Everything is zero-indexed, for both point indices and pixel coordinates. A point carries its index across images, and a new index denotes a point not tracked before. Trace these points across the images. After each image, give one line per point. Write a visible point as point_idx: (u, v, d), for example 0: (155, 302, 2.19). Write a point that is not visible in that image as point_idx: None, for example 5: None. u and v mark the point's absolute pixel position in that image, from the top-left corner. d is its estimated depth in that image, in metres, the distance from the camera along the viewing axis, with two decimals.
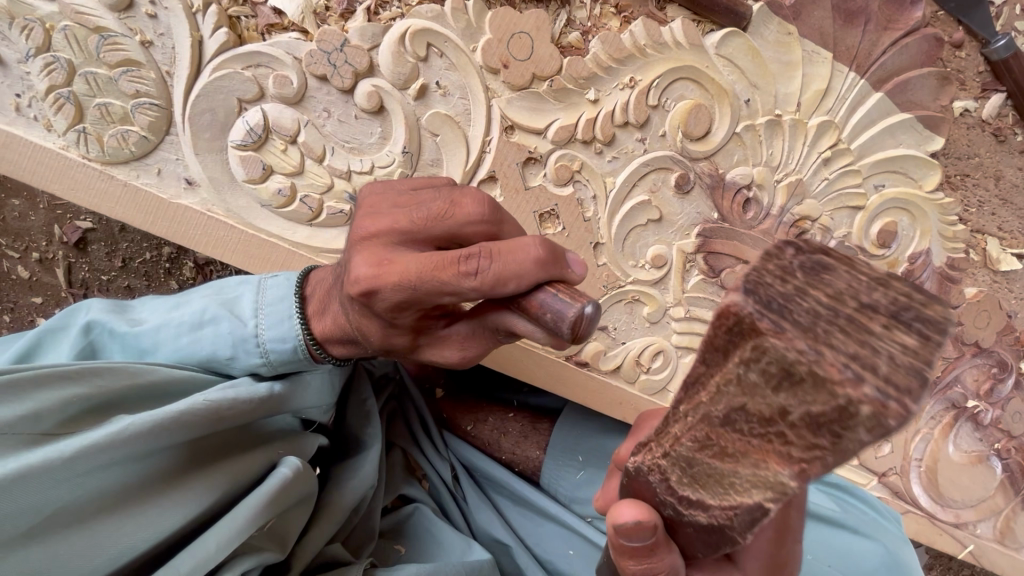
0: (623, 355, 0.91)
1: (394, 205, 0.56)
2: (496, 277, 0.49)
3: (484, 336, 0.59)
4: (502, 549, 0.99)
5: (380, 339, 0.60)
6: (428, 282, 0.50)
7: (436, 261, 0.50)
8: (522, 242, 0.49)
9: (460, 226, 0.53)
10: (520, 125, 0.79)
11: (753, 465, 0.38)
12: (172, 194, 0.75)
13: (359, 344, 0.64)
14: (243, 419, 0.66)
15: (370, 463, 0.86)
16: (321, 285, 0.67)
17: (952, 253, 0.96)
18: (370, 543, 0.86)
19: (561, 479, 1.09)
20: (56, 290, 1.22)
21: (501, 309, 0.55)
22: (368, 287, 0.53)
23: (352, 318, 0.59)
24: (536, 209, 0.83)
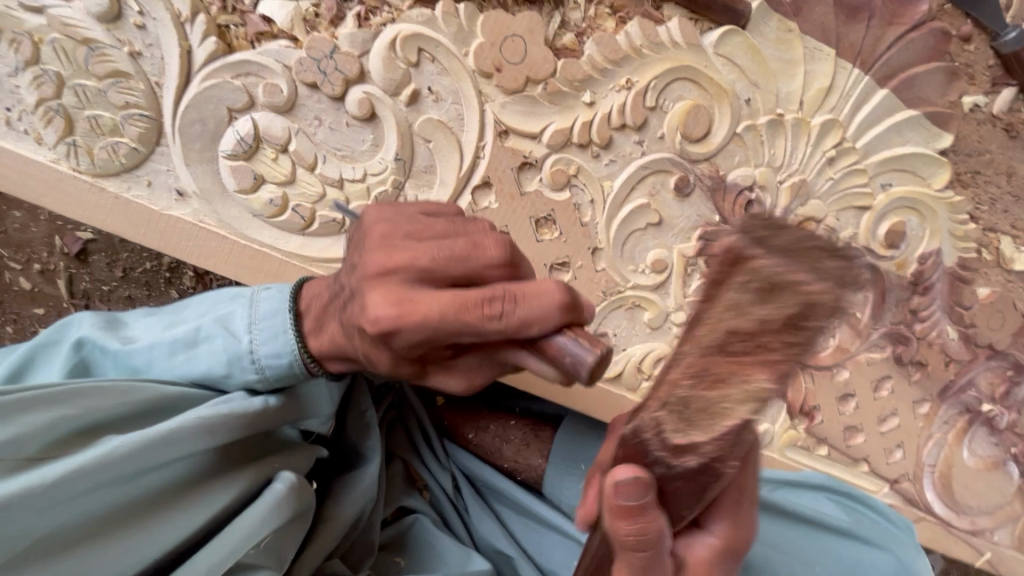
0: (624, 361, 0.89)
1: (408, 235, 0.54)
2: (520, 321, 0.47)
3: (490, 366, 0.57)
4: (504, 559, 0.98)
5: (385, 368, 0.58)
6: (452, 322, 0.49)
7: (460, 301, 0.49)
8: (544, 286, 0.48)
9: (482, 269, 0.52)
10: (514, 129, 0.78)
11: (741, 381, 0.41)
12: (164, 205, 0.74)
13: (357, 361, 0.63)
14: (236, 436, 0.65)
15: (371, 477, 0.85)
16: (317, 301, 0.66)
17: (963, 253, 0.94)
18: (368, 559, 0.84)
19: (562, 489, 1.05)
20: (57, 301, 1.22)
21: (510, 343, 0.53)
22: (382, 321, 0.51)
23: (358, 344, 0.57)
24: (532, 215, 0.81)
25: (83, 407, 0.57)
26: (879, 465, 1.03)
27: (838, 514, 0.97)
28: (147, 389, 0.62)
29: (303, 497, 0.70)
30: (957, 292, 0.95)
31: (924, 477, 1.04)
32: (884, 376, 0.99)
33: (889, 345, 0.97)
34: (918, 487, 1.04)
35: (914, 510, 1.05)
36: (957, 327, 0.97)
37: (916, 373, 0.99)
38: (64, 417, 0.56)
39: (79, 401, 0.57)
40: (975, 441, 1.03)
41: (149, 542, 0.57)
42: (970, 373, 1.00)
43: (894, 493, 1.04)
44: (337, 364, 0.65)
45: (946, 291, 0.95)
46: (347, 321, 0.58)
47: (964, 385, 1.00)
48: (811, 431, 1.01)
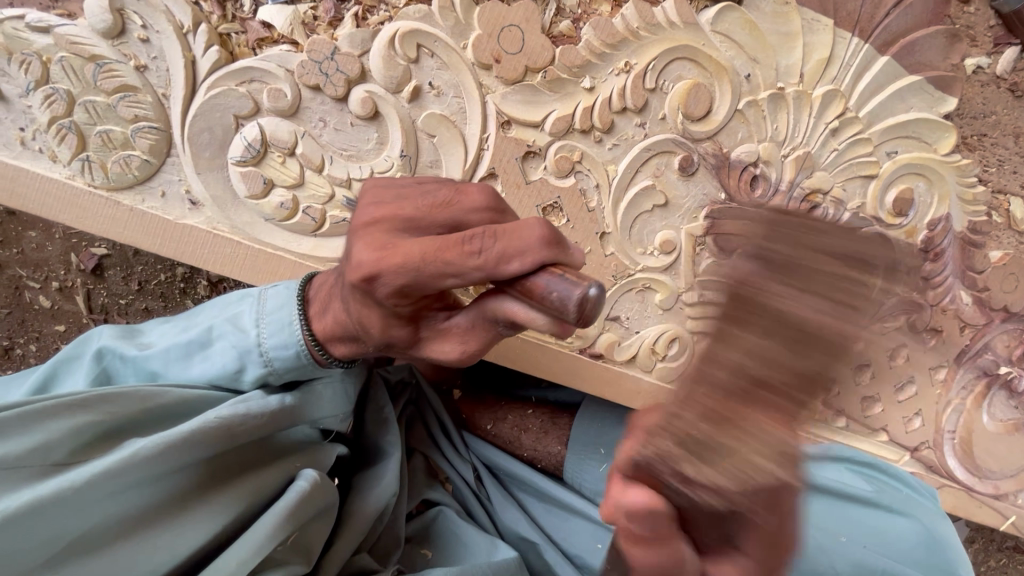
0: (638, 344, 0.90)
1: (399, 194, 0.56)
2: (499, 254, 0.47)
3: (484, 329, 0.56)
4: (530, 546, 0.99)
5: (380, 330, 0.59)
6: (430, 261, 0.49)
7: (439, 242, 0.49)
8: (525, 222, 0.48)
9: (465, 214, 0.53)
10: (516, 119, 0.78)
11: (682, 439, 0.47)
12: (177, 215, 0.75)
13: (358, 338, 0.64)
14: (257, 433, 0.66)
15: (392, 470, 0.86)
16: (323, 285, 0.67)
17: (973, 217, 0.94)
18: (395, 551, 0.86)
19: (584, 473, 1.06)
20: (78, 317, 1.24)
21: (499, 294, 0.52)
22: (364, 272, 0.52)
23: (353, 308, 0.59)
24: (538, 203, 0.82)
25: (106, 414, 0.59)
26: (898, 434, 1.03)
27: (862, 485, 0.98)
28: (166, 392, 0.64)
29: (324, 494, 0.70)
30: (969, 257, 0.95)
31: (945, 444, 1.04)
32: (898, 345, 0.99)
33: (903, 314, 0.97)
34: (939, 454, 1.04)
35: (935, 477, 1.05)
36: (971, 292, 0.97)
37: (931, 339, 0.99)
38: (87, 422, 0.57)
39: (100, 407, 0.59)
40: (994, 405, 1.03)
41: (175, 543, 0.58)
42: (986, 337, 1.00)
43: (915, 461, 1.05)
44: (333, 343, 0.66)
45: (957, 256, 0.95)
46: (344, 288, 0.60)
47: (980, 349, 1.00)
48: (829, 404, 1.00)
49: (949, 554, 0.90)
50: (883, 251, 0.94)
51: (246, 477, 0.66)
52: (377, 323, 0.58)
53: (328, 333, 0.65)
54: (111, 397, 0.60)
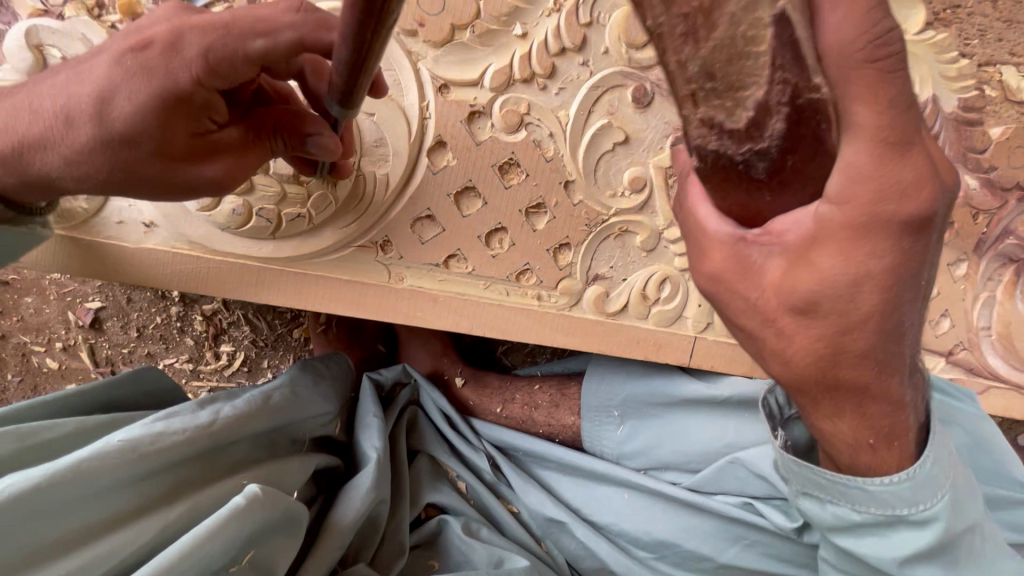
0: (626, 292, 0.86)
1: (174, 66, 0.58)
2: (294, 142, 0.66)
3: (255, 150, 0.66)
4: (558, 526, 0.97)
5: (123, 126, 0.58)
6: (261, 118, 0.66)
7: (301, 142, 0.66)
8: (298, 122, 0.65)
9: (307, 119, 0.65)
10: (452, 81, 0.76)
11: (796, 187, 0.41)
12: (136, 239, 0.75)
13: (167, 142, 0.60)
14: (187, 450, 0.66)
15: (366, 477, 0.86)
16: (91, 107, 0.58)
17: (963, 94, 0.89)
18: (400, 559, 0.88)
19: (602, 437, 1.03)
20: (85, 373, 1.26)
21: (291, 144, 0.66)
22: (190, 52, 0.57)
23: (167, 126, 0.59)
24: (494, 162, 0.79)
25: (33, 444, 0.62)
26: (928, 341, 0.97)
27: None
28: (50, 428, 0.64)
29: (277, 504, 0.66)
30: (967, 137, 0.90)
31: (982, 343, 0.97)
32: None
33: None
34: (977, 355, 0.98)
35: (980, 380, 0.98)
36: (975, 174, 0.91)
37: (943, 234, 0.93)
38: None
39: None
40: None
41: (101, 561, 0.56)
42: (1004, 221, 0.93)
43: (953, 365, 0.98)
44: (17, 159, 0.59)
45: (953, 139, 0.90)
46: (165, 122, 0.59)
47: (1000, 235, 0.94)
48: None
49: (994, 455, 0.87)
50: None
51: (198, 488, 0.67)
52: (119, 123, 0.58)
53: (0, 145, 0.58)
54: (54, 424, 0.65)
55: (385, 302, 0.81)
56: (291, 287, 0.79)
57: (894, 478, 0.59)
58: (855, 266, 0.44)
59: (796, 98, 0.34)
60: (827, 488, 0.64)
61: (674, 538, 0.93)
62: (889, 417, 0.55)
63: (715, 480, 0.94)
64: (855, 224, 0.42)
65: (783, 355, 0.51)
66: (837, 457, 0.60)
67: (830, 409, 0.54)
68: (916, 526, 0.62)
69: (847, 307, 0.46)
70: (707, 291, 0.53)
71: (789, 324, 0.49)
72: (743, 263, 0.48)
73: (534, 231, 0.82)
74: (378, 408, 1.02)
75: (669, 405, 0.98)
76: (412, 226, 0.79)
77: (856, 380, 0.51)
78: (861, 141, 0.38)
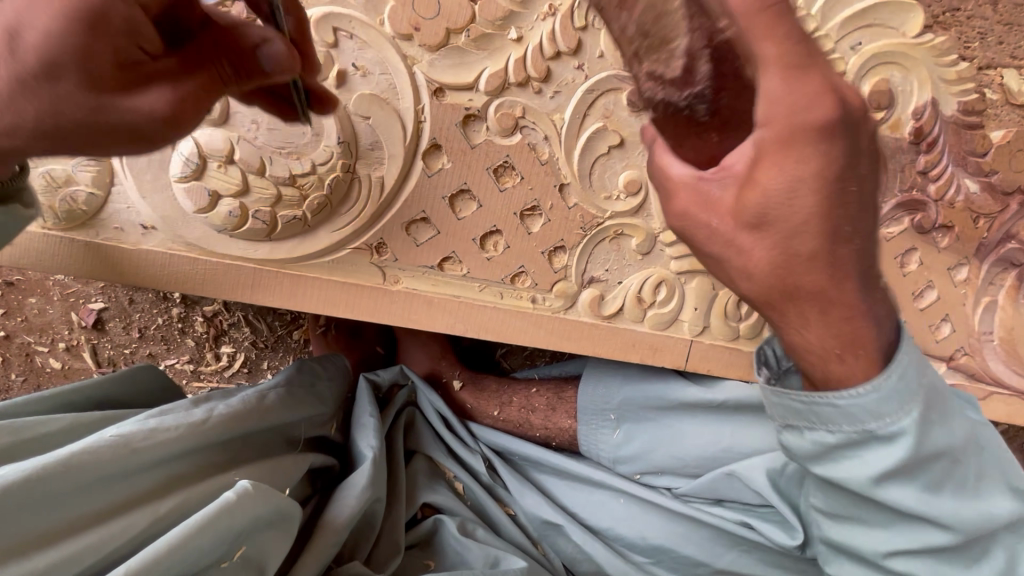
0: (622, 295, 0.86)
1: None
2: (247, 65, 0.60)
3: (204, 80, 0.59)
4: (554, 528, 0.97)
5: (43, 54, 0.50)
6: (199, 46, 0.60)
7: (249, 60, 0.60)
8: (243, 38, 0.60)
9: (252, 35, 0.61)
10: (448, 85, 0.76)
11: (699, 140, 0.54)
12: (134, 241, 0.76)
13: (102, 74, 0.52)
14: (183, 444, 0.67)
15: (361, 475, 0.87)
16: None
17: (962, 97, 0.88)
18: (395, 556, 0.88)
19: (598, 441, 1.03)
20: (87, 373, 1.27)
21: (244, 68, 0.61)
22: None
23: (101, 53, 0.52)
24: (488, 165, 0.79)
25: (30, 437, 0.63)
26: (928, 345, 0.96)
27: None
28: (46, 423, 0.65)
29: (269, 498, 0.66)
30: (967, 141, 0.89)
31: (984, 348, 0.96)
32: (910, 250, 0.92)
33: (905, 215, 0.91)
34: (979, 361, 0.97)
35: (982, 386, 0.97)
36: (976, 178, 0.91)
37: (943, 238, 0.93)
38: None
39: None
40: None
41: (94, 551, 0.55)
42: (1006, 225, 0.92)
43: (953, 371, 0.97)
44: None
45: (952, 143, 0.89)
46: (96, 46, 0.51)
47: (1002, 239, 0.93)
48: None
49: None
50: None
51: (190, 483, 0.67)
52: (36, 50, 0.49)
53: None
54: (49, 419, 0.66)
55: (379, 304, 0.81)
56: (285, 289, 0.79)
57: (863, 387, 0.57)
58: (790, 176, 0.47)
59: (713, 40, 0.48)
60: (805, 413, 0.61)
61: (669, 544, 0.92)
62: (848, 322, 0.54)
63: (712, 489, 0.94)
64: (781, 136, 0.46)
65: (744, 271, 0.54)
66: (809, 371, 0.59)
67: (802, 321, 0.55)
68: (888, 443, 0.59)
69: (792, 213, 0.49)
70: (677, 230, 0.56)
71: (748, 243, 0.52)
72: (704, 199, 0.53)
73: (529, 234, 0.82)
74: (375, 409, 1.02)
75: (667, 410, 0.98)
76: (407, 229, 0.80)
77: (815, 286, 0.52)
78: (774, 67, 0.44)
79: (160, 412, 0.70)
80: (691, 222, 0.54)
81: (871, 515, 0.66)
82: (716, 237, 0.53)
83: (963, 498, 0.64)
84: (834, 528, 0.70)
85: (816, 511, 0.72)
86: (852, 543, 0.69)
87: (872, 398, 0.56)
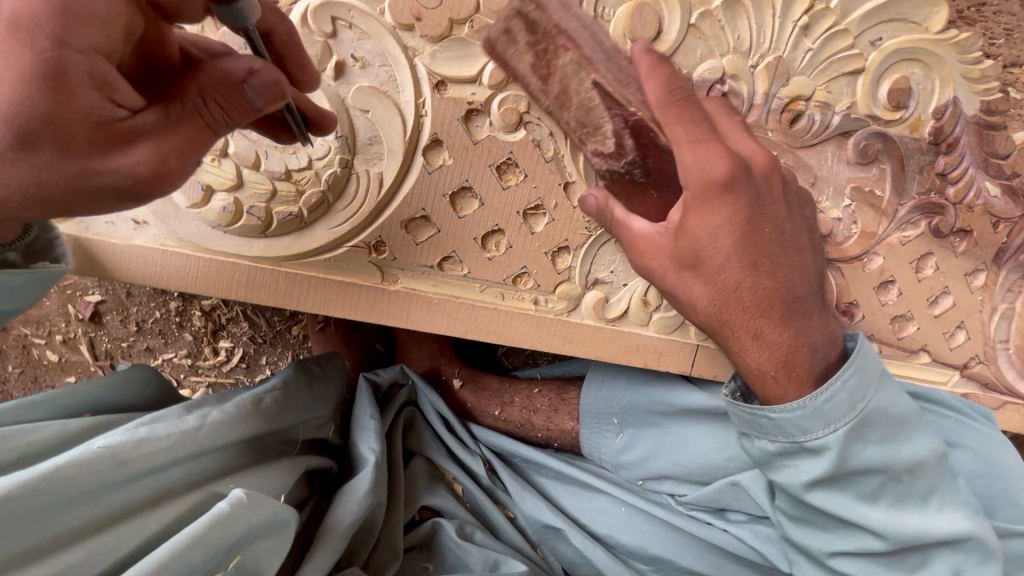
0: (627, 297, 0.83)
1: (24, 32, 0.46)
2: (226, 97, 0.54)
3: (184, 118, 0.53)
4: (554, 533, 0.95)
5: (8, 123, 0.47)
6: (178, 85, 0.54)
7: (228, 89, 0.54)
8: (217, 71, 0.54)
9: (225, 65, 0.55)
10: (450, 78, 0.73)
11: (645, 193, 0.70)
12: (125, 237, 0.74)
13: (76, 136, 0.49)
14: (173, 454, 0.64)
15: (363, 480, 0.85)
16: None
17: (986, 96, 0.85)
18: (395, 560, 0.85)
19: (601, 444, 1.01)
20: (85, 366, 1.26)
21: (223, 100, 0.54)
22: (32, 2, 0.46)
23: (64, 111, 0.48)
24: (491, 162, 0.76)
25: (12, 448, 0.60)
26: (942, 353, 0.93)
27: None
28: (28, 432, 0.62)
29: (263, 506, 0.64)
30: (989, 142, 0.86)
31: (999, 357, 0.93)
32: (926, 255, 0.89)
33: (922, 218, 0.88)
34: (993, 369, 0.94)
35: (996, 395, 0.95)
36: (997, 181, 0.87)
37: (961, 242, 0.89)
38: None
39: None
40: None
41: (89, 563, 0.54)
42: None
43: (967, 380, 0.94)
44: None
45: (975, 144, 0.86)
46: (60, 106, 0.48)
47: (1022, 245, 0.90)
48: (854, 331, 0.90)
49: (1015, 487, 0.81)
50: (888, 151, 0.85)
51: (182, 491, 0.64)
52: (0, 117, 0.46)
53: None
54: (34, 428, 0.63)
55: (377, 304, 0.79)
56: (281, 287, 0.77)
57: (795, 404, 0.68)
58: (715, 224, 0.64)
59: (629, 122, 0.69)
60: (752, 424, 0.72)
61: (672, 554, 0.90)
62: (781, 331, 0.68)
63: (717, 499, 0.91)
64: (699, 195, 0.63)
65: (690, 300, 0.69)
66: (753, 383, 0.72)
67: (742, 342, 0.69)
68: (816, 454, 0.69)
69: (718, 251, 0.65)
70: (641, 266, 0.70)
71: (688, 279, 0.68)
72: (654, 243, 0.68)
73: (532, 234, 0.80)
74: (376, 410, 1.01)
75: (671, 415, 0.96)
76: (406, 226, 0.77)
77: (745, 308, 0.67)
78: (688, 148, 0.62)
79: (150, 420, 0.67)
80: (641, 262, 0.70)
81: (820, 519, 0.75)
82: (666, 277, 0.69)
83: (906, 509, 0.71)
84: (798, 530, 0.79)
85: (781, 513, 0.81)
86: (805, 541, 0.78)
87: (801, 413, 0.67)
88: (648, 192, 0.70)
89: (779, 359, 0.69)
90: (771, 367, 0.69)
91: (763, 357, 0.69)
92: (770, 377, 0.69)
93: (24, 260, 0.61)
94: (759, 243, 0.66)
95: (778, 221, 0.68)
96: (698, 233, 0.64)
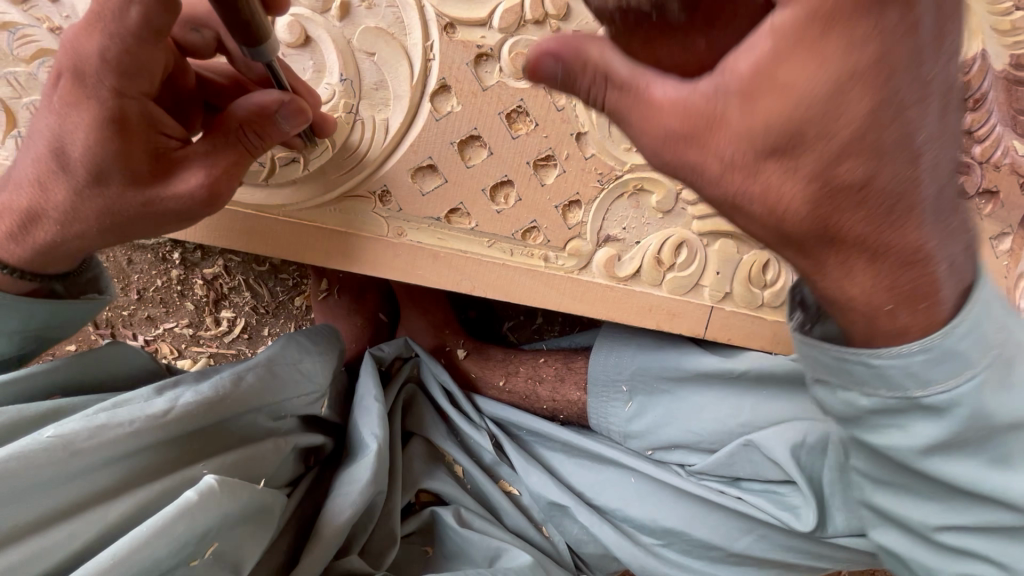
0: (640, 255, 0.81)
1: (87, 89, 0.53)
2: (263, 128, 0.60)
3: (230, 149, 0.60)
4: (561, 510, 0.93)
5: (85, 166, 0.55)
6: (221, 121, 0.61)
7: (262, 119, 0.59)
8: (253, 106, 0.59)
9: (258, 100, 0.60)
10: (459, 20, 0.70)
11: (679, 40, 0.37)
12: None
13: (136, 172, 0.56)
14: (141, 443, 0.59)
15: (363, 469, 0.82)
16: (46, 165, 0.56)
17: (1014, 50, 0.82)
18: (392, 547, 0.82)
19: (610, 413, 0.98)
20: (86, 335, 1.24)
21: (264, 132, 0.60)
22: (86, 53, 0.52)
23: (125, 152, 0.55)
24: (501, 110, 0.74)
25: None
26: None
27: None
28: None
29: (240, 494, 0.59)
30: (1015, 98, 0.83)
31: None
32: None
33: None
34: None
35: None
36: None
37: (986, 204, 0.86)
38: None
39: None
40: None
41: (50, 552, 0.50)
42: None
43: None
44: (13, 237, 0.57)
45: (1001, 100, 0.83)
46: (125, 149, 0.55)
47: None
48: None
49: None
50: None
51: (158, 475, 0.60)
52: (79, 162, 0.55)
53: (6, 225, 0.57)
54: None
55: (383, 257, 0.77)
56: (284, 239, 0.75)
57: (910, 348, 0.46)
58: (827, 74, 0.35)
59: None
60: (834, 370, 0.50)
61: (684, 528, 0.87)
62: (909, 267, 0.42)
63: (729, 465, 0.87)
64: (813, 15, 0.34)
65: (767, 217, 0.41)
66: (852, 332, 0.47)
67: (838, 268, 0.43)
68: (935, 413, 0.50)
69: (833, 123, 0.36)
70: (665, 164, 0.42)
71: (774, 175, 0.39)
72: (703, 118, 0.39)
73: (542, 186, 0.77)
74: (379, 389, 0.97)
75: (682, 381, 0.93)
76: (413, 176, 0.75)
77: (858, 233, 0.40)
78: None
79: (116, 405, 0.62)
80: (680, 148, 0.40)
81: (914, 481, 0.58)
82: (724, 172, 0.40)
83: None
84: (879, 494, 0.62)
85: (856, 473, 0.63)
86: (891, 510, 0.62)
87: (924, 357, 0.46)
88: (696, 36, 0.37)
89: (895, 317, 0.45)
90: (876, 306, 0.44)
91: (865, 290, 0.43)
92: (864, 319, 0.45)
93: (48, 292, 0.62)
94: (906, 98, 0.36)
95: (942, 62, 0.37)
96: (796, 91, 0.36)
